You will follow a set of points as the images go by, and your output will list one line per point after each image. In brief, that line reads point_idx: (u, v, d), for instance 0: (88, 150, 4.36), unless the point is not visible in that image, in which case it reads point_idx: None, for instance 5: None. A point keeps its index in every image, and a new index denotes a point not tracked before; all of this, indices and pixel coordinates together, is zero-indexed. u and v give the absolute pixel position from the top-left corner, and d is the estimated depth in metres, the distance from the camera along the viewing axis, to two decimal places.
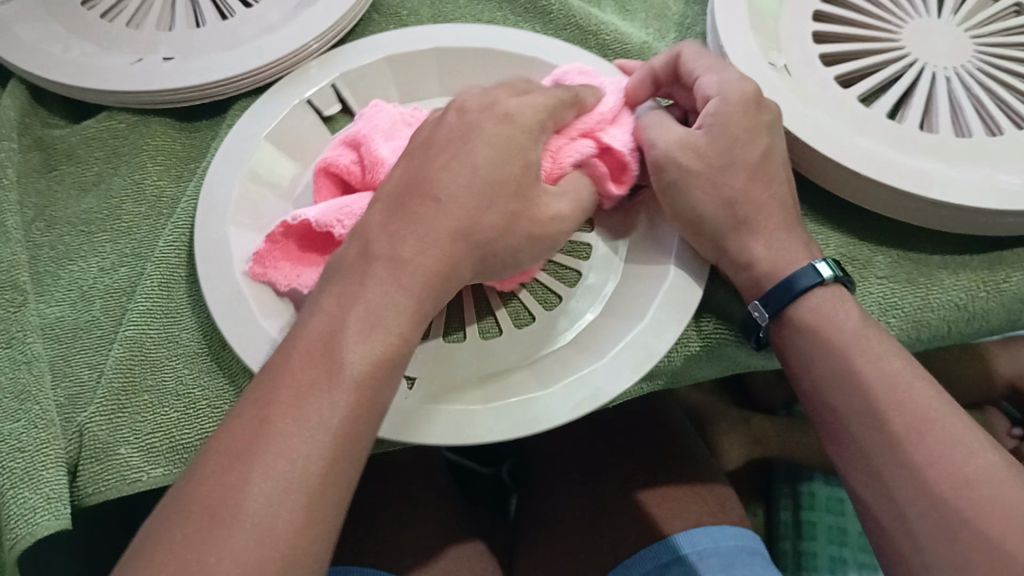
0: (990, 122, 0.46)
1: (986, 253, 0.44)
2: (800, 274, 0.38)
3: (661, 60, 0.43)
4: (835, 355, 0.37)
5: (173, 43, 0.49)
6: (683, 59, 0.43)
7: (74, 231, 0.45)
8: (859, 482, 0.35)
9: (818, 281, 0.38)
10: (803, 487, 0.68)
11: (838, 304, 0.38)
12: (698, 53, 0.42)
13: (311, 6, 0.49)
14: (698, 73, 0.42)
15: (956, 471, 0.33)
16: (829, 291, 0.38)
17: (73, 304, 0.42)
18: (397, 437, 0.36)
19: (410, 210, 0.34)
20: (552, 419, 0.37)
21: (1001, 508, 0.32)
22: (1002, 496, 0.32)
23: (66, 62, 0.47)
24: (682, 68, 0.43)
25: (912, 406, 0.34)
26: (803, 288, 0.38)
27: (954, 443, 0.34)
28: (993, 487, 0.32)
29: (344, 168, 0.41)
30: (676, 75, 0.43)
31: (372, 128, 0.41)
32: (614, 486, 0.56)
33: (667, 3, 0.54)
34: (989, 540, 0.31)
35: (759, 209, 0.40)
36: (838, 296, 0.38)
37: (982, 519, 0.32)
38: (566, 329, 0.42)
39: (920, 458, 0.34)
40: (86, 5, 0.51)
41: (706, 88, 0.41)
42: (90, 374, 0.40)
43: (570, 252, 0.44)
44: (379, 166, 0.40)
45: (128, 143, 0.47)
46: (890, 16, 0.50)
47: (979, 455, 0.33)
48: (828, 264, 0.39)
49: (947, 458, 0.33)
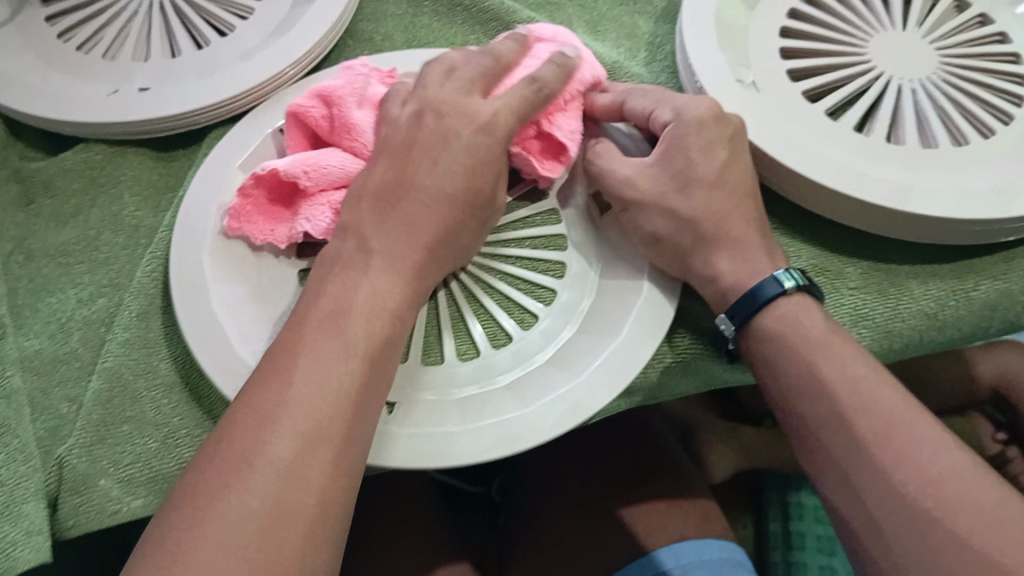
0: (957, 132, 0.47)
1: (954, 263, 0.45)
2: (764, 284, 0.39)
3: (606, 101, 0.44)
4: (801, 361, 0.37)
5: (149, 73, 0.49)
6: (628, 101, 0.44)
7: (52, 262, 0.45)
8: (831, 488, 0.36)
9: (780, 290, 0.38)
10: (792, 497, 0.70)
11: (803, 313, 0.38)
12: (644, 94, 0.44)
13: (286, 32, 0.49)
14: (647, 113, 0.43)
15: (922, 472, 0.33)
16: (792, 301, 0.39)
17: (51, 335, 0.42)
18: (377, 461, 0.37)
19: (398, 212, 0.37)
20: (533, 436, 0.37)
21: (967, 509, 0.32)
22: (967, 496, 0.33)
23: (41, 94, 0.48)
24: (631, 110, 0.44)
25: (877, 411, 0.35)
26: (769, 297, 0.38)
27: (919, 446, 0.34)
28: (959, 488, 0.33)
29: (316, 120, 0.42)
30: (622, 116, 0.44)
31: (346, 87, 0.42)
32: (599, 499, 0.56)
33: (637, 22, 0.55)
34: (956, 538, 0.32)
35: (718, 223, 0.40)
36: (802, 305, 0.39)
37: (949, 520, 0.32)
38: (545, 347, 0.42)
39: (886, 460, 0.34)
40: (61, 37, 0.51)
41: (660, 122, 0.42)
42: (69, 407, 0.41)
43: (546, 271, 0.45)
44: (357, 125, 0.41)
45: (104, 174, 0.47)
46: (857, 31, 0.51)
47: (944, 457, 0.34)
48: (791, 274, 0.39)
49: (913, 460, 0.34)
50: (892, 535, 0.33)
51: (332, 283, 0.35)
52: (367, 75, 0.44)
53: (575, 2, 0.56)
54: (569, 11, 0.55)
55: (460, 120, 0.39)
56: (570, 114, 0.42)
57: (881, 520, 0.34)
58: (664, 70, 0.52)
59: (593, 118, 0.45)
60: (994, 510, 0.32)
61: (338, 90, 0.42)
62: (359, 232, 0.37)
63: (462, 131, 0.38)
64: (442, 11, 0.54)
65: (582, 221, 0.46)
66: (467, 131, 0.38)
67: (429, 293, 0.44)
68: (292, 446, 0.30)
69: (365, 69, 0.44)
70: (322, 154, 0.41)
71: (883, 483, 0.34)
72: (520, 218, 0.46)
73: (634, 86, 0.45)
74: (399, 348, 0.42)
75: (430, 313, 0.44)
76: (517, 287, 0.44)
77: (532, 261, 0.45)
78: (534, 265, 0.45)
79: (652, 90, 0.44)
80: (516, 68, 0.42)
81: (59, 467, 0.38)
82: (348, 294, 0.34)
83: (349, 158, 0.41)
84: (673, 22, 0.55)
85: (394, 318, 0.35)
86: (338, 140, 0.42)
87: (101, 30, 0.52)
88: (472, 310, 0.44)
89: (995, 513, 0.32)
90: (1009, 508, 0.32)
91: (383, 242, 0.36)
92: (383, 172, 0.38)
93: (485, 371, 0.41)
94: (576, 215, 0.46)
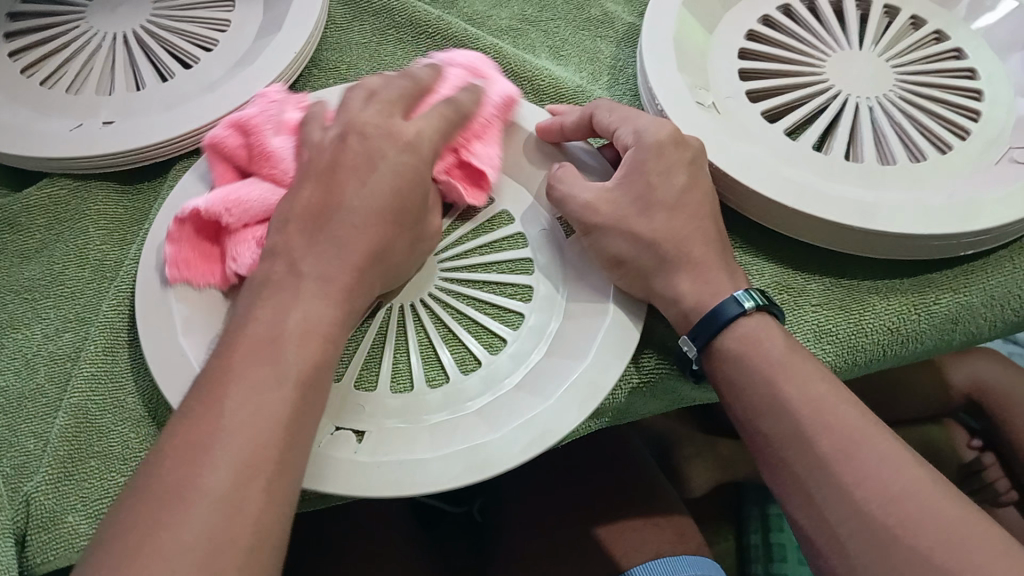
0: (914, 148, 0.48)
1: (914, 277, 0.45)
2: (725, 305, 0.39)
3: (575, 117, 0.45)
4: (762, 380, 0.38)
5: (113, 107, 0.49)
6: (595, 115, 0.44)
7: (17, 298, 0.45)
8: (796, 508, 0.36)
9: (740, 310, 0.39)
10: (771, 509, 0.71)
11: (764, 332, 0.39)
12: (611, 109, 0.44)
13: (250, 64, 0.50)
14: (613, 129, 0.44)
15: (884, 489, 0.34)
16: (751, 320, 0.39)
17: (17, 371, 0.42)
18: (345, 490, 0.36)
19: (325, 236, 0.36)
20: (503, 462, 0.37)
21: (930, 524, 0.32)
22: (929, 512, 0.33)
23: (5, 130, 0.47)
24: (598, 124, 0.44)
25: (838, 429, 0.35)
26: (730, 318, 0.39)
27: (881, 463, 0.34)
28: (921, 504, 0.33)
29: (234, 150, 0.43)
30: (590, 132, 0.45)
31: (261, 116, 0.43)
32: (577, 520, 0.56)
33: (599, 46, 0.56)
34: (920, 555, 0.32)
35: (680, 244, 0.41)
36: (762, 324, 0.39)
37: (911, 536, 0.32)
38: (514, 370, 0.42)
39: (848, 477, 0.34)
40: (25, 72, 0.51)
41: (624, 139, 0.43)
42: (35, 443, 0.40)
43: (513, 295, 0.45)
44: (274, 154, 0.41)
45: (70, 210, 0.47)
46: (814, 51, 0.52)
47: (906, 473, 0.34)
48: (750, 294, 0.40)
49: (875, 477, 0.34)
50: (857, 553, 0.33)
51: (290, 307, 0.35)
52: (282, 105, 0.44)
53: (538, 28, 0.57)
54: (532, 37, 0.56)
55: (387, 140, 0.38)
56: (487, 140, 0.44)
57: (846, 537, 0.34)
58: (626, 93, 0.53)
59: (564, 137, 0.46)
60: (955, 525, 0.32)
61: (251, 121, 0.42)
62: (287, 255, 0.36)
63: (389, 152, 0.38)
64: (406, 40, 0.55)
65: (550, 241, 0.46)
66: (395, 151, 0.38)
67: (397, 320, 0.44)
68: (251, 477, 0.29)
69: (279, 97, 0.44)
70: (244, 187, 0.41)
71: (846, 501, 0.34)
72: (488, 243, 0.47)
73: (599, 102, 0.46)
74: (368, 375, 0.42)
75: (399, 339, 0.44)
76: (485, 311, 0.45)
77: (500, 285, 0.45)
78: (502, 289, 0.45)
79: (617, 105, 0.45)
80: (433, 94, 0.42)
81: (26, 504, 0.38)
82: (286, 317, 0.34)
83: (269, 186, 0.41)
84: (634, 46, 0.55)
85: (328, 341, 0.34)
86: (258, 168, 0.42)
87: (65, 65, 0.52)
88: (440, 336, 0.44)
89: (957, 527, 0.32)
90: (969, 524, 0.32)
91: (313, 265, 0.35)
92: (309, 195, 0.37)
93: (455, 396, 0.41)
94: (542, 237, 0.46)
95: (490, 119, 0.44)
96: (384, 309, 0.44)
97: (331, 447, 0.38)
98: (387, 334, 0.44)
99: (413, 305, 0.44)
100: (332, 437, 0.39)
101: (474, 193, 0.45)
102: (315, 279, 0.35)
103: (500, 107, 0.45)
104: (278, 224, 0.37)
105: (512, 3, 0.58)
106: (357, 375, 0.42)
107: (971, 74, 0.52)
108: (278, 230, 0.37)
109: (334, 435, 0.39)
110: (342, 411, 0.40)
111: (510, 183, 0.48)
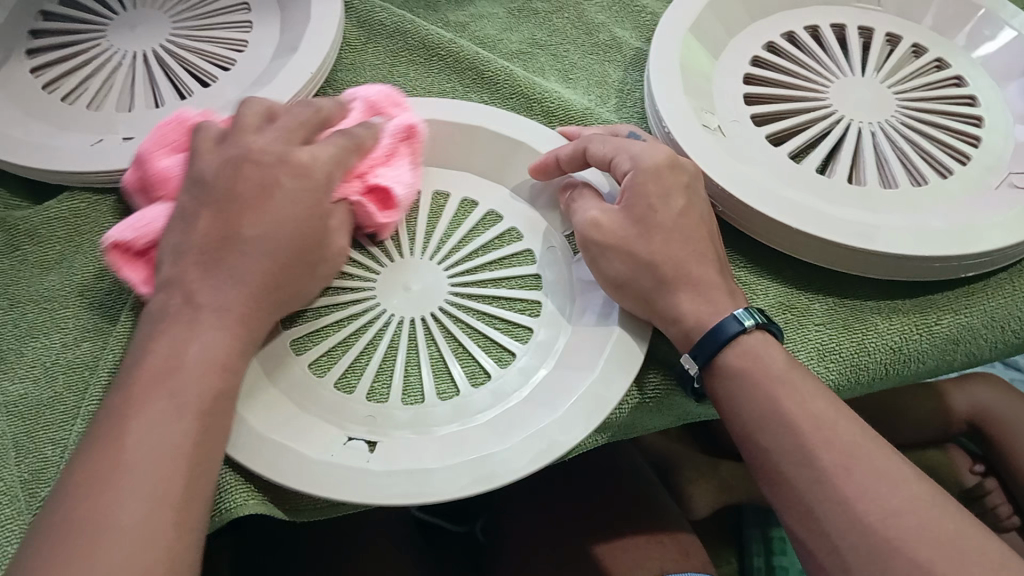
0: (916, 172, 0.49)
1: (916, 299, 0.46)
2: (725, 323, 0.40)
3: (568, 150, 0.45)
4: (762, 395, 0.38)
5: (133, 123, 0.51)
6: (589, 147, 0.45)
7: (37, 308, 0.45)
8: (794, 521, 0.37)
9: (740, 328, 0.40)
10: (774, 532, 0.71)
11: (762, 347, 0.40)
12: (604, 141, 0.45)
13: (266, 84, 0.51)
14: (608, 158, 0.44)
15: (882, 504, 0.34)
16: (752, 337, 0.40)
17: (35, 380, 0.43)
18: (360, 498, 0.37)
19: (223, 266, 0.37)
20: (512, 472, 0.37)
21: (927, 536, 0.33)
22: (926, 525, 0.33)
23: (25, 144, 0.48)
24: (593, 157, 0.45)
25: (838, 445, 0.36)
26: (729, 335, 0.40)
27: (879, 478, 0.35)
28: (918, 516, 0.34)
29: (138, 182, 0.45)
30: (584, 164, 0.46)
31: (151, 142, 0.44)
32: (578, 535, 0.57)
33: (607, 70, 0.57)
34: (919, 566, 0.32)
35: (678, 267, 0.41)
36: (761, 339, 0.40)
37: (909, 547, 0.33)
38: (522, 385, 0.43)
39: (847, 490, 0.35)
40: (46, 88, 0.53)
41: (620, 169, 0.44)
42: (53, 450, 0.41)
43: (522, 310, 0.46)
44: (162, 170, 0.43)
45: (89, 223, 0.48)
46: (817, 78, 0.53)
47: (903, 488, 0.35)
48: (749, 312, 0.40)
49: (873, 490, 0.35)
50: (856, 565, 0.34)
51: (203, 331, 0.35)
52: (182, 127, 0.45)
53: (547, 52, 0.58)
54: (542, 60, 0.57)
55: (278, 168, 0.39)
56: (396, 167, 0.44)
57: (846, 550, 0.34)
58: (634, 115, 0.54)
59: (561, 170, 0.47)
60: (953, 538, 0.33)
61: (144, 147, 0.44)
62: (183, 288, 0.37)
63: (282, 179, 0.39)
64: (419, 61, 0.56)
65: (557, 257, 0.48)
66: (286, 179, 0.39)
67: (408, 333, 0.45)
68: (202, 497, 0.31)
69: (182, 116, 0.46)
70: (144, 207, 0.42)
71: (846, 513, 0.35)
72: (495, 259, 0.48)
73: (592, 134, 0.46)
74: (380, 387, 0.43)
75: (411, 353, 0.44)
76: (494, 325, 0.45)
77: (509, 301, 0.46)
78: (511, 304, 0.46)
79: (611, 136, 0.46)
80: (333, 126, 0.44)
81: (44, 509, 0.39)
82: None
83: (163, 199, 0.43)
84: (641, 70, 0.57)
85: (227, 369, 0.35)
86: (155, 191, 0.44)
87: (85, 81, 0.53)
88: (451, 350, 0.44)
89: (955, 543, 0.33)
90: (964, 538, 0.33)
91: (209, 298, 0.36)
92: (205, 229, 0.38)
93: (465, 409, 0.42)
94: (548, 254, 0.48)
95: (394, 147, 0.45)
96: (394, 322, 0.45)
97: (343, 457, 0.38)
98: (398, 346, 0.44)
99: (423, 318, 0.45)
100: (343, 446, 0.39)
101: (384, 215, 0.45)
102: (210, 310, 0.36)
103: (403, 136, 0.45)
104: (175, 256, 0.38)
105: (522, 27, 0.59)
106: (369, 387, 0.43)
107: (970, 101, 0.53)
108: (179, 263, 0.37)
109: (346, 445, 0.39)
110: (354, 422, 0.41)
111: (519, 204, 0.50)
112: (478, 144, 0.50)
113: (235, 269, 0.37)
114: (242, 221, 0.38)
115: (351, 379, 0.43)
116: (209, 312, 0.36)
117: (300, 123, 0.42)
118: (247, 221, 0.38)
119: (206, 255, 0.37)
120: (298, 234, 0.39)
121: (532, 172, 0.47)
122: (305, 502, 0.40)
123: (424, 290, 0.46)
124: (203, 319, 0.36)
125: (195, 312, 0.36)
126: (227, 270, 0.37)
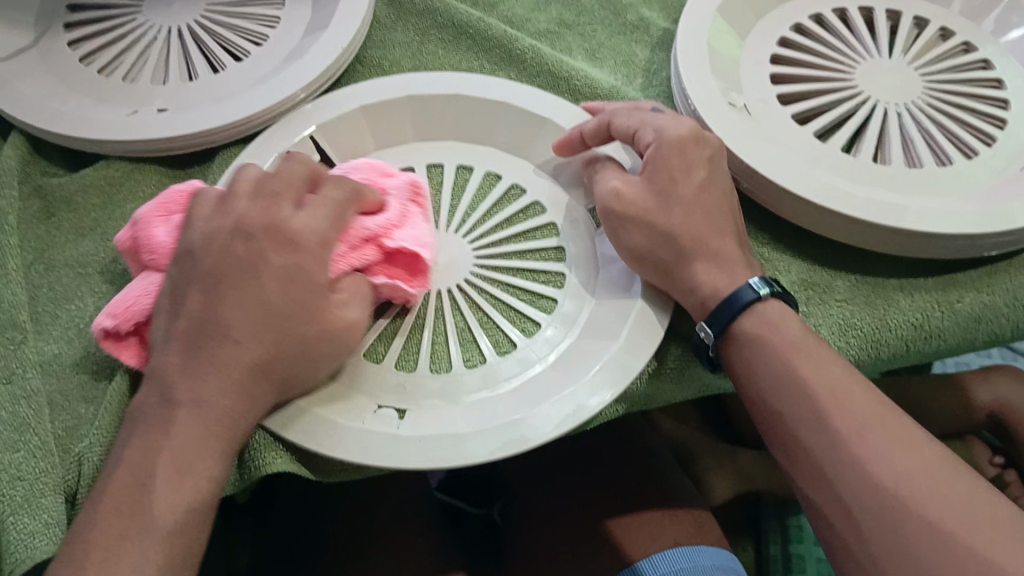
0: (941, 153, 0.49)
1: (940, 277, 0.46)
2: (741, 290, 0.40)
3: (592, 125, 0.46)
4: (777, 362, 0.39)
5: (167, 95, 0.52)
6: (613, 120, 0.46)
7: (71, 273, 0.46)
8: (806, 486, 0.37)
9: (756, 296, 0.40)
10: (791, 521, 0.72)
11: (778, 317, 0.40)
12: (627, 115, 0.46)
13: (298, 59, 0.52)
14: (632, 131, 0.45)
15: (893, 465, 0.35)
16: (766, 305, 0.40)
17: (70, 341, 0.44)
18: (387, 463, 0.37)
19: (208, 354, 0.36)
20: (538, 435, 0.38)
21: (937, 497, 0.34)
22: (936, 487, 0.34)
23: (64, 114, 0.50)
24: (617, 130, 0.46)
25: (850, 410, 0.36)
26: (745, 303, 0.40)
27: (891, 442, 0.35)
28: (928, 479, 0.34)
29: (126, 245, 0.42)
30: (608, 138, 0.46)
31: (153, 211, 0.42)
32: (596, 512, 0.57)
33: (634, 50, 0.57)
34: (928, 525, 0.33)
35: (697, 238, 0.42)
36: (776, 309, 0.40)
37: (920, 507, 0.33)
38: (549, 353, 0.43)
39: (860, 453, 0.35)
40: (84, 61, 0.54)
41: (644, 141, 0.44)
42: (88, 408, 0.42)
43: (547, 282, 0.47)
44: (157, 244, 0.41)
45: (123, 190, 0.50)
46: (844, 58, 0.53)
47: (915, 453, 0.35)
48: (763, 280, 0.41)
49: (885, 453, 0.35)
50: (867, 525, 0.34)
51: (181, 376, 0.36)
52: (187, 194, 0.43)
53: (575, 32, 0.58)
54: (569, 39, 0.58)
55: (267, 241, 0.38)
56: (415, 224, 0.42)
57: (857, 511, 0.35)
58: (660, 94, 0.54)
59: (585, 146, 0.47)
60: (963, 500, 0.34)
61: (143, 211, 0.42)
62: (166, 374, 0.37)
63: (269, 256, 0.37)
64: (448, 40, 0.57)
65: (580, 230, 0.48)
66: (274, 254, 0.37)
67: (434, 304, 0.45)
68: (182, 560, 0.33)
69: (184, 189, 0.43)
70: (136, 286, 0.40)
71: (857, 476, 0.35)
72: (520, 233, 0.49)
73: (614, 108, 0.47)
74: (408, 358, 0.44)
75: (437, 324, 0.45)
76: (520, 297, 0.46)
77: (533, 273, 0.47)
78: (535, 276, 0.47)
79: (632, 110, 0.47)
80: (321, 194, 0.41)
81: (79, 463, 0.39)
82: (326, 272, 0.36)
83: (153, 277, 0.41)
84: (668, 51, 0.57)
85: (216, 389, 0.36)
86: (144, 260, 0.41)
87: (122, 55, 0.54)
88: (478, 322, 0.45)
89: (964, 502, 0.33)
90: (973, 500, 0.34)
91: (195, 386, 0.36)
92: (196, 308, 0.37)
93: (492, 377, 0.42)
94: (571, 227, 0.48)
95: (404, 208, 0.42)
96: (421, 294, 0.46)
97: (372, 424, 0.39)
98: (425, 318, 0.45)
99: (449, 290, 0.46)
100: (374, 414, 0.40)
101: (417, 279, 0.42)
102: (195, 381, 0.36)
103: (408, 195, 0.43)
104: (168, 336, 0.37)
105: (551, 7, 0.60)
106: (398, 356, 0.44)
107: (998, 84, 0.53)
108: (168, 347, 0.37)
109: (376, 413, 0.40)
110: (383, 391, 0.42)
111: (543, 179, 0.51)
112: (499, 119, 0.51)
113: (219, 360, 0.36)
114: (224, 305, 0.37)
115: (379, 348, 0.44)
116: (187, 407, 0.36)
117: (287, 182, 0.40)
118: (227, 304, 0.37)
119: (215, 327, 0.37)
120: (276, 316, 0.37)
121: (555, 150, 0.48)
122: (326, 462, 0.40)
123: (449, 263, 0.47)
124: (190, 366, 0.36)
125: (176, 399, 0.36)
126: (209, 360, 0.36)
